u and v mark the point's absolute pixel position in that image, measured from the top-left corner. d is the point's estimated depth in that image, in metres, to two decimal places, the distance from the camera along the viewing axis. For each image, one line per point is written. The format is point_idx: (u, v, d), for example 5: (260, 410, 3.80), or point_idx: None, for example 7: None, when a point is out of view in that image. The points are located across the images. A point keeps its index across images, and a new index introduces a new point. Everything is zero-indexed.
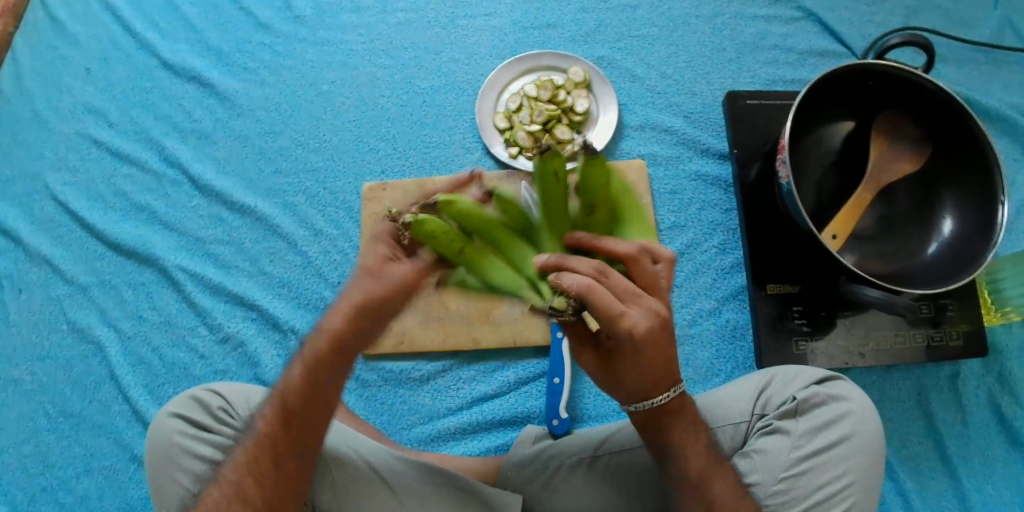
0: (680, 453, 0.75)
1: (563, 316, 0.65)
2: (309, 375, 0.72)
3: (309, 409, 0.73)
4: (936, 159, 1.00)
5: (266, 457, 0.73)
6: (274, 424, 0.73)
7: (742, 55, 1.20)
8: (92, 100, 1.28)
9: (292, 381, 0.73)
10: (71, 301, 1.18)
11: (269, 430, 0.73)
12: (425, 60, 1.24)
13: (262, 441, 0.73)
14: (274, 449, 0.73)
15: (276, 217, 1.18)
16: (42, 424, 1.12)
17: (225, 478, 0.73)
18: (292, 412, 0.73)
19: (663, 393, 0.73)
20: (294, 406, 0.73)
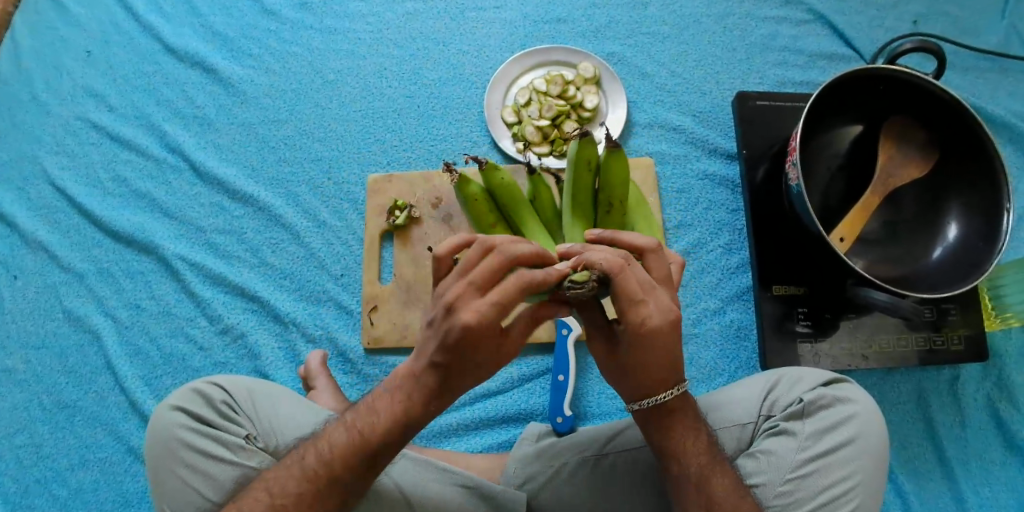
0: (686, 454, 0.76)
1: (584, 291, 0.65)
2: (390, 409, 0.73)
3: (379, 446, 0.74)
4: (944, 165, 1.00)
5: (324, 482, 0.74)
6: (340, 452, 0.74)
7: (751, 55, 1.20)
8: (92, 84, 1.25)
9: (376, 413, 0.74)
10: (68, 288, 1.16)
11: (333, 455, 0.74)
12: (433, 52, 1.23)
13: (323, 463, 0.75)
14: (334, 476, 0.74)
15: (279, 207, 1.16)
16: (36, 414, 1.10)
17: (286, 492, 0.74)
18: (363, 443, 0.74)
19: (667, 390, 0.73)
20: (367, 439, 0.74)
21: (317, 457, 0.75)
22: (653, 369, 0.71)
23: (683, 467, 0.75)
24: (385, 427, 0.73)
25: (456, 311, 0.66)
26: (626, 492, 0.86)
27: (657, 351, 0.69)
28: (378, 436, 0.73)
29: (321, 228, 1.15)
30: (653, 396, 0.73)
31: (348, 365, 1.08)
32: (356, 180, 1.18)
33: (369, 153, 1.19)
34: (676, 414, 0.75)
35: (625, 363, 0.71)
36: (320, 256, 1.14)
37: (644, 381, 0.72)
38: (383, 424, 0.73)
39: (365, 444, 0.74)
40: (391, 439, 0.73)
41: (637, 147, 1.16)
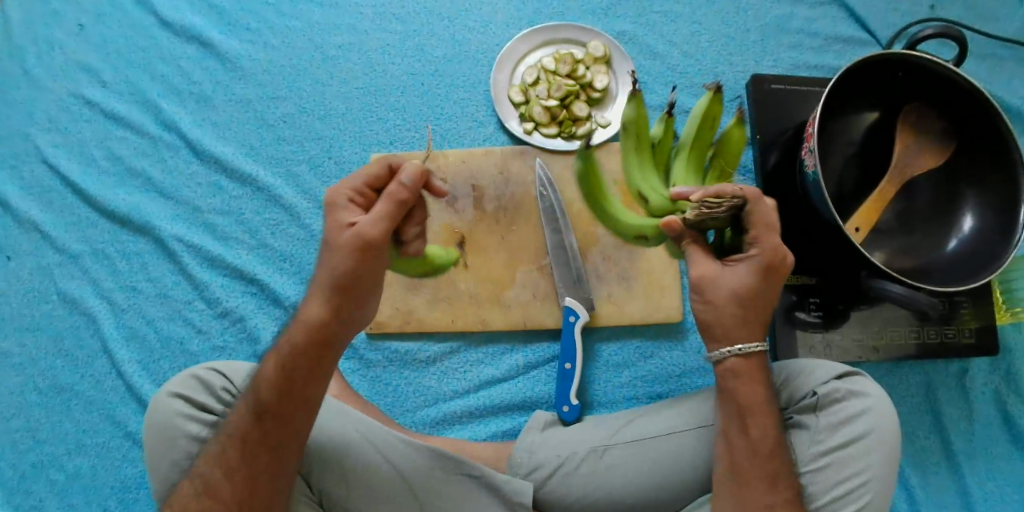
0: (762, 419, 0.75)
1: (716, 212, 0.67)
2: (272, 368, 0.73)
3: (269, 410, 0.73)
4: (961, 156, 0.98)
5: (232, 456, 0.74)
6: (237, 422, 0.75)
7: (765, 37, 1.16)
8: (84, 57, 1.21)
9: (267, 375, 0.74)
10: (62, 270, 1.12)
11: (237, 428, 0.75)
12: (438, 27, 1.19)
13: (224, 442, 0.75)
14: (240, 449, 0.74)
15: (278, 187, 1.13)
16: (31, 398, 1.08)
17: (197, 471, 0.75)
18: (255, 406, 0.74)
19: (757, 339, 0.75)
20: (257, 404, 0.74)
21: (225, 431, 0.75)
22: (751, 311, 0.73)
23: (750, 439, 0.75)
24: (269, 384, 0.73)
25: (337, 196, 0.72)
26: (639, 481, 0.85)
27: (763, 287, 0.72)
28: (270, 396, 0.73)
29: (322, 210, 1.12)
30: (746, 342, 0.75)
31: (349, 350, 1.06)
32: (359, 160, 1.14)
33: (371, 133, 1.15)
34: (742, 381, 0.76)
35: (723, 294, 0.73)
36: (321, 238, 1.11)
37: (739, 318, 0.74)
38: (269, 382, 0.73)
39: (258, 408, 0.74)
40: (280, 397, 0.73)
41: None
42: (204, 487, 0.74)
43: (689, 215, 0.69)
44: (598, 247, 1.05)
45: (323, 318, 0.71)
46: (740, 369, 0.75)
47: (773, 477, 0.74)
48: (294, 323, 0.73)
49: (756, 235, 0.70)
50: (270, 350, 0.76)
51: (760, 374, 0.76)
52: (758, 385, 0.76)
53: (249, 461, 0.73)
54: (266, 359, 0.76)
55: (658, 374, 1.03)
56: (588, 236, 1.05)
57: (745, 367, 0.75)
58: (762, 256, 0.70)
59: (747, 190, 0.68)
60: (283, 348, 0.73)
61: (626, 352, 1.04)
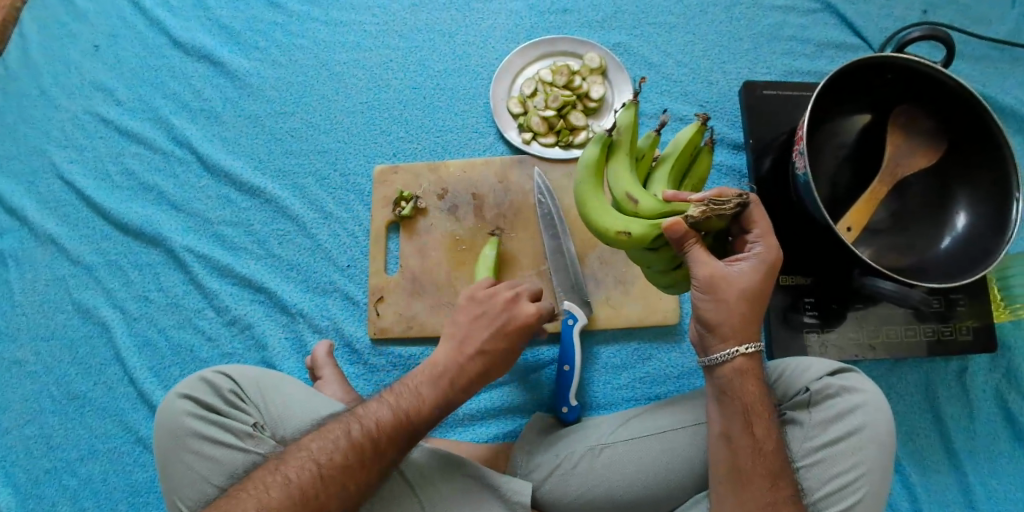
0: (766, 418, 0.76)
1: (725, 208, 0.68)
2: (391, 421, 0.79)
3: (377, 460, 0.77)
4: (952, 155, 0.99)
5: (329, 493, 0.75)
6: (342, 463, 0.76)
7: (758, 46, 1.19)
8: (100, 77, 1.26)
9: (428, 394, 0.82)
10: (77, 281, 1.16)
11: (379, 432, 0.78)
12: (439, 43, 1.23)
13: (320, 479, 0.75)
14: (337, 491, 0.75)
15: (285, 198, 1.17)
16: (46, 406, 1.11)
17: (319, 463, 0.75)
18: (364, 451, 0.77)
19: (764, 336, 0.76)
20: (363, 450, 0.77)
21: (364, 430, 0.78)
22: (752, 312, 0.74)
23: (755, 439, 0.75)
24: (431, 403, 0.82)
25: (517, 304, 0.88)
26: (636, 478, 0.86)
27: (764, 286, 0.74)
28: (423, 413, 0.81)
29: (328, 220, 1.16)
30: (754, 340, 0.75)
31: (355, 356, 1.09)
32: (363, 172, 1.18)
33: (375, 145, 1.19)
34: (744, 380, 0.76)
35: (732, 292, 0.73)
36: (326, 247, 1.14)
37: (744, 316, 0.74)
38: (385, 433, 0.78)
39: (364, 454, 0.77)
40: (394, 450, 0.78)
41: None
42: (319, 477, 0.75)
43: (695, 215, 0.68)
44: (596, 251, 1.07)
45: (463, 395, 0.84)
46: (744, 368, 0.75)
47: (775, 475, 0.75)
48: (429, 389, 0.83)
49: (756, 235, 0.74)
50: (424, 371, 0.85)
51: (758, 374, 0.77)
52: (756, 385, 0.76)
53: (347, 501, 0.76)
54: (420, 378, 0.84)
55: (656, 375, 1.05)
56: (586, 240, 1.07)
57: (747, 366, 0.76)
58: (764, 254, 0.74)
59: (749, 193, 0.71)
60: (455, 376, 0.84)
61: (624, 355, 1.06)
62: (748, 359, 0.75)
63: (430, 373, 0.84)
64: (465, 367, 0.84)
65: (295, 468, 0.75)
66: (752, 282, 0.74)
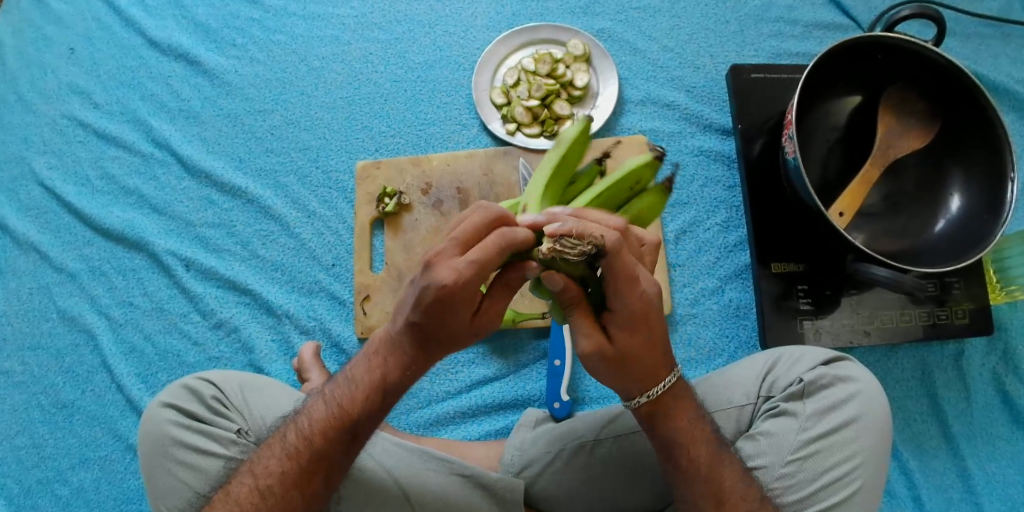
0: (689, 448, 0.73)
1: (573, 254, 0.59)
2: (323, 417, 0.73)
3: (318, 463, 0.72)
4: (945, 136, 0.97)
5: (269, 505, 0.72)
6: (277, 472, 0.73)
7: (745, 28, 1.16)
8: (77, 80, 1.23)
9: (359, 382, 0.73)
10: (61, 289, 1.14)
11: (313, 431, 0.73)
12: (419, 34, 1.20)
13: (257, 491, 0.73)
14: (276, 501, 0.72)
15: (268, 198, 1.14)
16: (35, 416, 1.10)
17: (257, 469, 0.74)
18: (300, 456, 0.73)
19: (660, 381, 0.72)
20: (298, 454, 0.73)
21: (297, 433, 0.74)
22: (626, 364, 0.69)
23: (683, 468, 0.74)
24: (361, 391, 0.72)
25: (434, 267, 0.64)
26: (619, 476, 0.85)
27: (639, 338, 0.67)
28: (355, 404, 0.72)
29: (311, 219, 1.13)
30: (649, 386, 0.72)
31: (343, 356, 1.07)
32: (345, 168, 1.15)
33: (356, 140, 1.16)
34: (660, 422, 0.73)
35: (603, 355, 0.67)
36: (311, 246, 1.12)
37: (619, 369, 0.69)
38: (321, 432, 0.73)
39: (301, 458, 0.72)
40: (332, 450, 0.72)
41: (630, 125, 1.13)
42: (254, 486, 0.73)
43: (543, 251, 0.59)
44: None
45: (398, 375, 0.71)
46: (652, 413, 0.73)
47: (717, 500, 0.73)
48: (361, 371, 0.73)
49: (616, 290, 0.63)
50: (360, 352, 0.75)
51: None
52: (683, 414, 0.74)
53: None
54: (355, 362, 0.75)
55: None
56: None
57: None
58: (629, 310, 0.65)
59: (610, 237, 0.59)
60: (384, 357, 0.71)
61: None
62: (654, 404, 0.73)
63: (364, 356, 0.74)
64: (393, 340, 0.71)
65: (237, 483, 0.74)
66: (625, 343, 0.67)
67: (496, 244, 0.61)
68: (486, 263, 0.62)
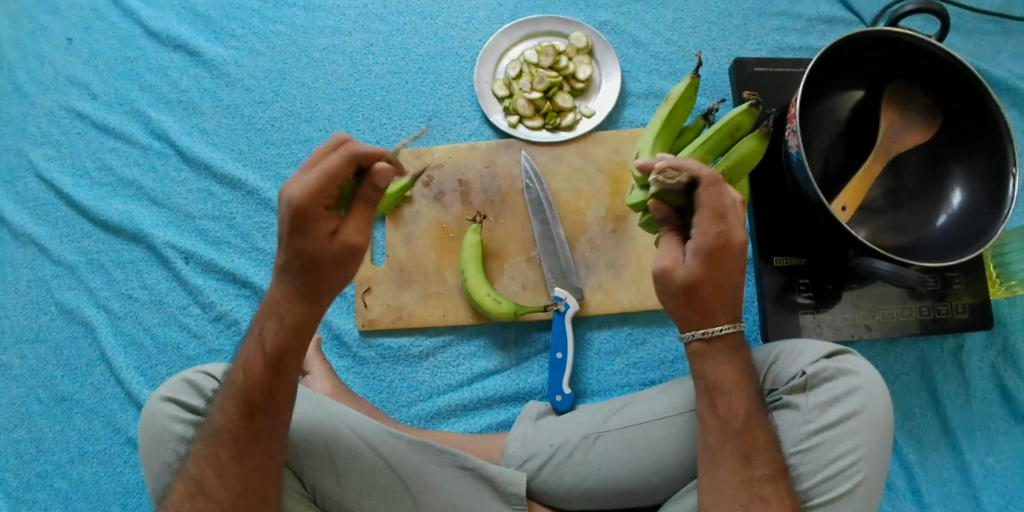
0: (731, 398, 0.76)
1: (675, 180, 0.69)
2: (245, 371, 0.76)
3: (246, 411, 0.75)
4: (947, 131, 0.97)
5: (209, 486, 0.75)
6: (207, 458, 0.76)
7: (747, 22, 1.16)
8: (74, 71, 1.22)
9: (249, 358, 0.76)
10: (59, 281, 1.14)
11: (223, 411, 0.76)
12: (420, 25, 1.19)
13: (206, 450, 0.76)
14: (215, 480, 0.75)
15: (268, 190, 1.14)
16: (34, 409, 1.09)
17: (192, 465, 0.77)
18: (230, 408, 0.76)
19: (717, 325, 0.75)
20: (227, 413, 0.76)
21: (212, 421, 0.77)
22: (692, 301, 0.74)
23: (720, 417, 0.75)
24: (256, 364, 0.75)
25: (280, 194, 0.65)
26: (622, 471, 0.85)
27: (709, 278, 0.72)
28: (252, 377, 0.75)
29: None
30: (706, 325, 0.75)
31: (344, 348, 1.06)
32: None
33: (357, 133, 1.16)
34: (703, 364, 0.77)
35: (676, 284, 0.73)
36: None
37: (688, 302, 0.74)
38: (243, 380, 0.75)
39: (223, 437, 0.76)
40: (243, 420, 0.75)
41: (632, 119, 1.12)
42: (195, 480, 0.76)
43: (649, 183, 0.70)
44: (586, 236, 1.05)
45: (278, 333, 0.73)
46: (701, 352, 0.76)
47: (746, 456, 0.74)
48: (265, 327, 0.74)
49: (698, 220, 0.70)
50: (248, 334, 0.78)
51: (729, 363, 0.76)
52: (727, 366, 0.76)
53: (242, 465, 0.75)
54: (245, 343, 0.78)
55: (650, 361, 1.03)
56: (577, 226, 1.06)
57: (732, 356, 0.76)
58: (703, 242, 0.71)
59: (707, 171, 0.69)
60: (263, 330, 0.75)
61: (617, 340, 1.04)
62: (706, 343, 0.76)
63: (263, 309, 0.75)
64: (280, 293, 0.72)
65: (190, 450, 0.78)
66: (695, 277, 0.72)
67: (339, 159, 0.63)
68: (330, 178, 0.63)
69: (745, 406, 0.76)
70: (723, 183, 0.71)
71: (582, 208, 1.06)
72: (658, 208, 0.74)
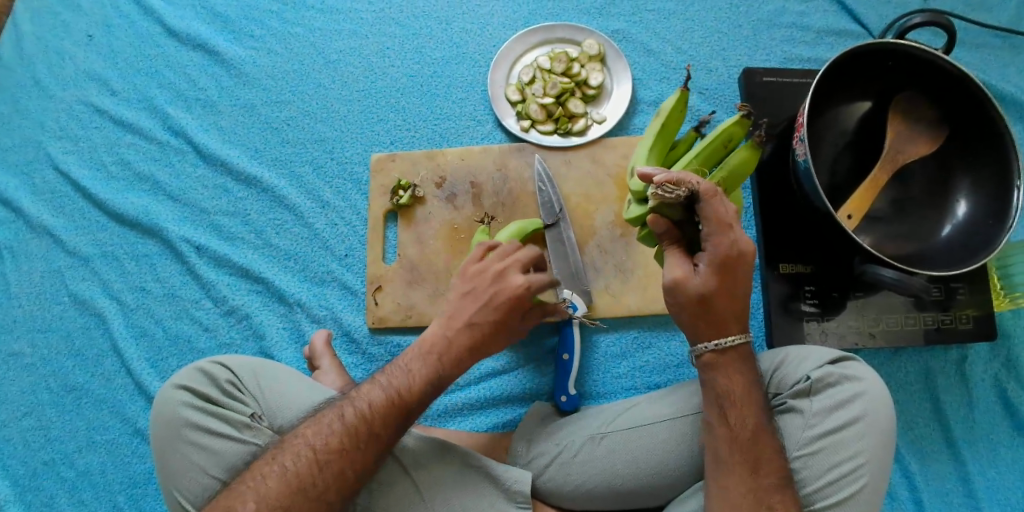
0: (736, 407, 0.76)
1: (677, 193, 0.69)
2: (383, 401, 0.78)
3: (372, 443, 0.76)
4: (954, 143, 0.98)
5: (324, 476, 0.74)
6: (337, 447, 0.75)
7: (758, 33, 1.18)
8: (95, 67, 1.24)
9: (417, 371, 0.80)
10: (73, 273, 1.15)
11: (372, 412, 0.77)
12: (436, 30, 1.22)
13: (317, 464, 0.74)
14: (335, 476, 0.74)
15: (282, 187, 1.16)
16: (44, 398, 1.11)
17: (313, 444, 0.75)
18: (360, 434, 0.76)
19: (728, 335, 0.77)
20: (347, 432, 0.76)
21: (356, 413, 0.77)
22: (707, 312, 0.75)
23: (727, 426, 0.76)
24: (424, 378, 0.79)
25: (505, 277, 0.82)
26: (627, 471, 0.86)
27: (722, 287, 0.74)
28: (417, 391, 0.79)
29: (325, 210, 1.15)
30: (720, 337, 0.77)
31: (353, 345, 1.08)
32: (360, 160, 1.17)
33: (372, 133, 1.18)
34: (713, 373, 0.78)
35: (694, 294, 0.74)
36: (324, 237, 1.13)
37: (705, 313, 0.75)
38: (381, 416, 0.77)
39: (360, 436, 0.76)
40: (390, 428, 0.77)
41: (642, 126, 1.14)
42: (314, 460, 0.75)
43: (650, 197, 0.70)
44: (595, 240, 1.07)
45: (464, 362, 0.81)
46: (711, 362, 0.77)
47: (750, 465, 0.74)
48: (417, 367, 0.80)
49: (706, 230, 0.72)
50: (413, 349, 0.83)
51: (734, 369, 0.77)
52: (738, 376, 0.77)
53: (355, 466, 0.75)
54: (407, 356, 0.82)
55: (655, 364, 1.04)
56: (586, 229, 1.07)
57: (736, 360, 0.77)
58: (717, 252, 0.72)
59: (705, 184, 0.71)
60: (448, 347, 0.81)
61: (623, 343, 1.05)
62: (717, 354, 0.77)
63: (420, 351, 0.81)
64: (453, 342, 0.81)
65: (292, 455, 0.75)
66: (711, 286, 0.74)
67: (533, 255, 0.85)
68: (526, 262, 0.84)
69: (753, 414, 0.76)
70: (723, 195, 0.72)
71: (591, 212, 1.08)
72: (657, 222, 0.75)
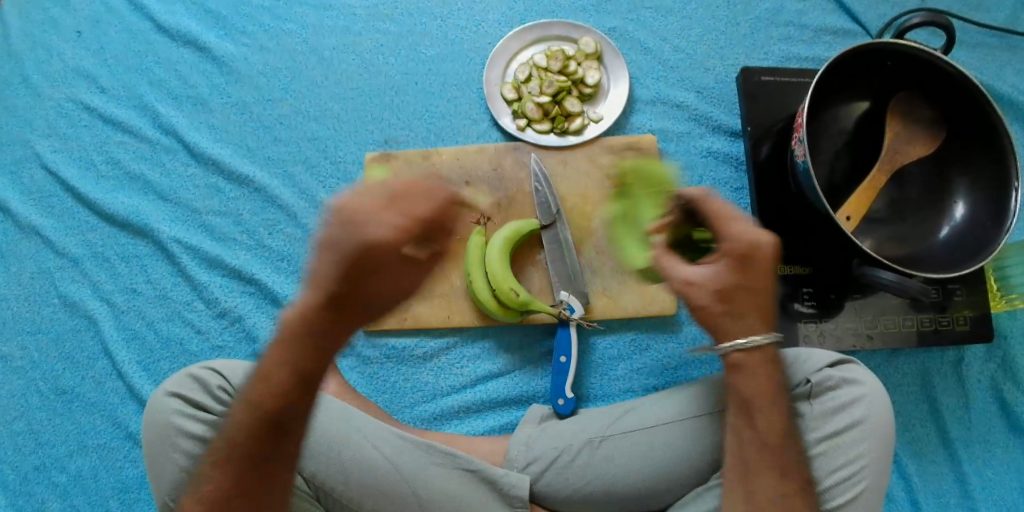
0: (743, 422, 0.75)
1: None
2: (246, 419, 0.70)
3: (254, 465, 0.70)
4: (952, 143, 0.98)
5: (223, 510, 0.71)
6: (219, 480, 0.71)
7: (755, 31, 1.17)
8: (83, 64, 1.22)
9: (274, 374, 0.68)
10: (62, 274, 1.13)
11: (238, 434, 0.70)
12: (431, 27, 1.20)
13: (204, 501, 0.71)
14: (232, 504, 0.71)
15: (275, 188, 1.14)
16: (34, 402, 1.09)
17: (202, 479, 0.72)
18: (232, 460, 0.71)
19: (756, 336, 0.73)
20: (231, 457, 0.71)
21: (224, 439, 0.71)
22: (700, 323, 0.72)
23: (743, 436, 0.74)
24: (276, 386, 0.68)
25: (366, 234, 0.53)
26: (623, 473, 0.85)
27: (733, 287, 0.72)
28: (276, 396, 0.68)
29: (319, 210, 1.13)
30: (743, 336, 0.73)
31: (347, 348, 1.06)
32: (353, 159, 1.15)
33: (366, 132, 1.16)
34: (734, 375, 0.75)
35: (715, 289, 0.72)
36: None
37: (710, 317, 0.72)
38: (248, 434, 0.70)
39: (234, 461, 0.71)
40: (256, 446, 0.70)
41: (640, 125, 1.13)
42: (205, 495, 0.72)
43: None
44: (593, 241, 1.06)
45: (313, 359, 0.66)
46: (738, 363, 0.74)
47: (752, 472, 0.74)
48: (273, 364, 0.68)
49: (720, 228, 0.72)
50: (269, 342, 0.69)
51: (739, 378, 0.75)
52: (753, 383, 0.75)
53: (249, 493, 0.71)
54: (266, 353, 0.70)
55: (653, 367, 1.04)
56: (584, 231, 1.06)
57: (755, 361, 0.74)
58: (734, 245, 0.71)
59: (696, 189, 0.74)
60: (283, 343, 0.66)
61: (620, 346, 1.05)
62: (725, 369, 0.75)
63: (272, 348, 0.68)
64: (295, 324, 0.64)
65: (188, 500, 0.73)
66: (735, 278, 0.72)
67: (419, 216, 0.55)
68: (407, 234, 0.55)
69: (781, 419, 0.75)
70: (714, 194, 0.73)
71: (589, 214, 1.07)
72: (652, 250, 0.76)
